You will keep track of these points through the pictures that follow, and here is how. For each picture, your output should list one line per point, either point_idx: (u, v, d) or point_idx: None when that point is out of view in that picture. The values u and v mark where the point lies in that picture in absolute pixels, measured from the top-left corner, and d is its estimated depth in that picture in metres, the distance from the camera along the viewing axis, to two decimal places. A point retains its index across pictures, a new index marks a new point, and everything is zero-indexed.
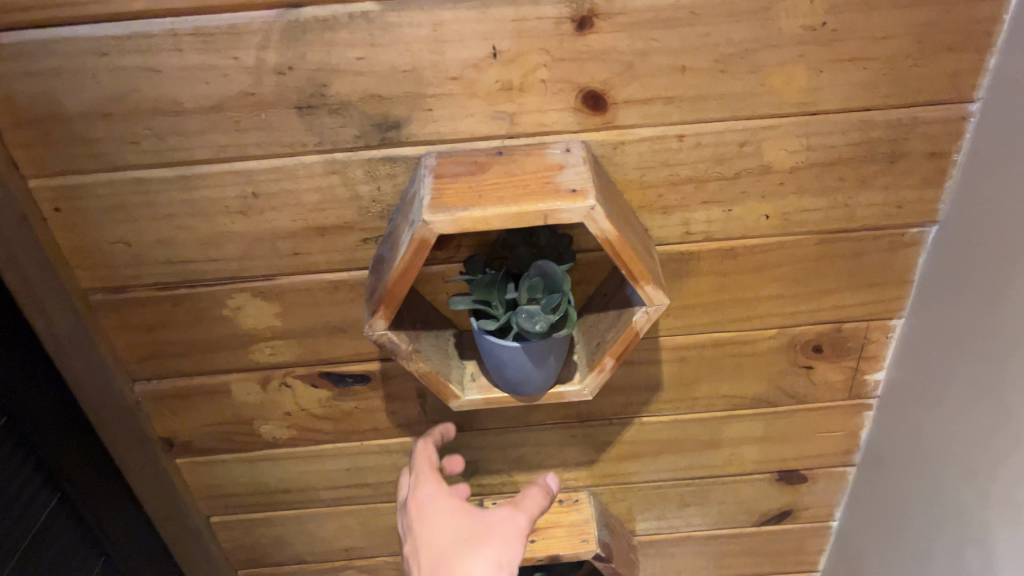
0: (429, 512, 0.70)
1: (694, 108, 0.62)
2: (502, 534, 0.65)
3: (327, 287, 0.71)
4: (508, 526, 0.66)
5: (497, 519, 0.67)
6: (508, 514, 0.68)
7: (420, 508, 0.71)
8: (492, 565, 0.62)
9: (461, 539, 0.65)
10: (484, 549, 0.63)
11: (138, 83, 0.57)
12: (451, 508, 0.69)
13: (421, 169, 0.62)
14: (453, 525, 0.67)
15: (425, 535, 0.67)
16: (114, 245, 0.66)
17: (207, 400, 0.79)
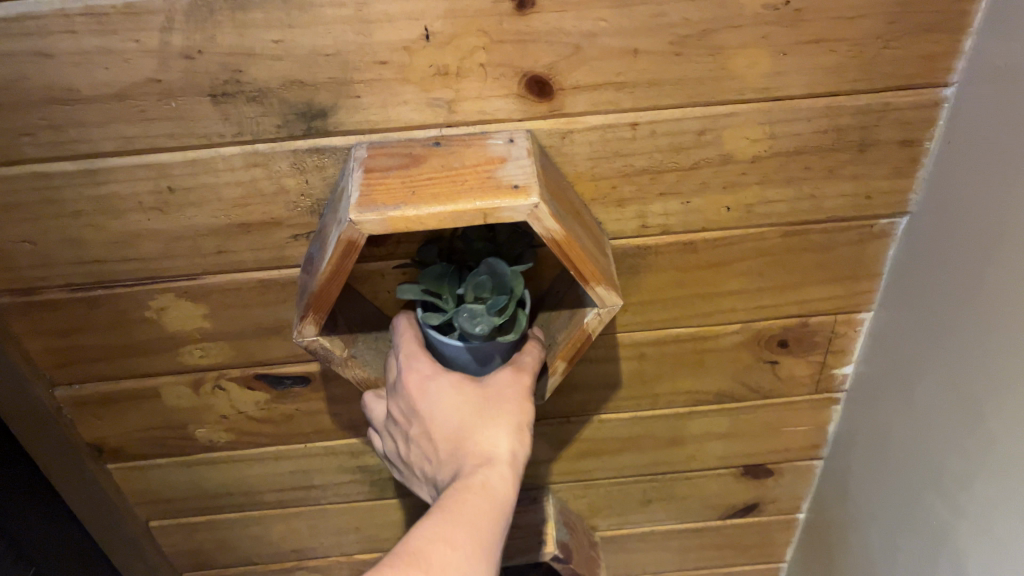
0: (428, 385, 0.57)
1: (648, 94, 0.57)
2: (518, 399, 0.57)
3: (257, 287, 0.66)
4: (519, 390, 0.58)
5: (506, 383, 0.57)
6: (514, 373, 0.58)
7: (413, 383, 0.57)
8: (516, 435, 0.56)
9: (475, 409, 0.56)
10: (505, 420, 0.56)
11: (28, 69, 0.51)
12: (453, 375, 0.58)
13: (351, 162, 0.56)
14: (462, 395, 0.57)
15: (430, 412, 0.56)
16: (17, 245, 0.60)
17: (135, 404, 0.73)
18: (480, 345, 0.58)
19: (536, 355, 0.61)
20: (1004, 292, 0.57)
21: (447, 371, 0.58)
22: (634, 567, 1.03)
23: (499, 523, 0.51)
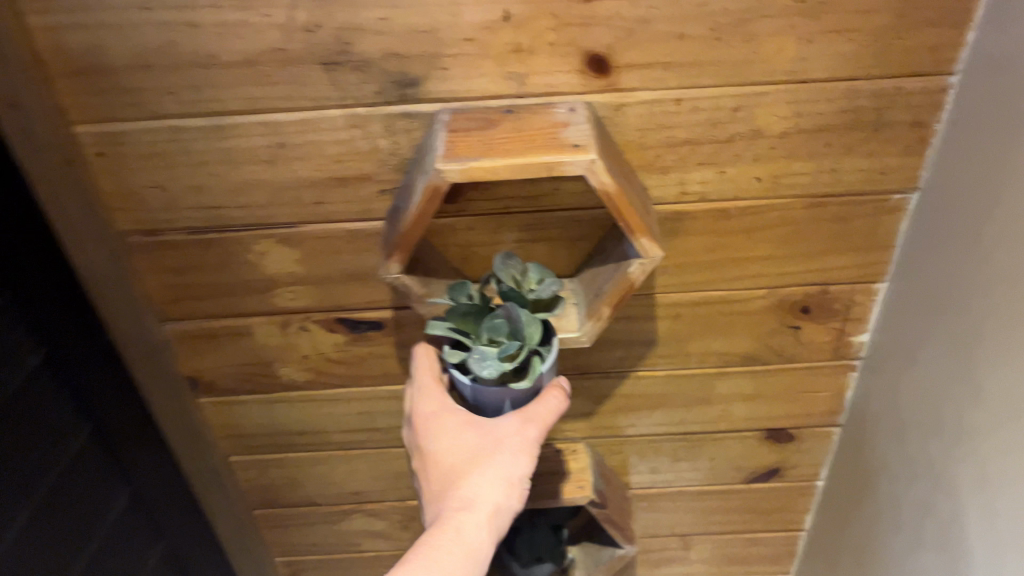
0: (436, 429, 0.69)
1: (691, 74, 0.67)
2: (512, 450, 0.66)
3: (346, 236, 0.76)
4: (517, 441, 0.66)
5: (506, 435, 0.67)
6: (517, 425, 0.67)
7: (424, 424, 0.69)
8: (501, 486, 0.65)
9: (469, 459, 0.67)
10: (494, 473, 0.65)
11: (178, 37, 0.62)
12: (459, 421, 0.69)
13: (435, 125, 0.66)
14: (463, 441, 0.68)
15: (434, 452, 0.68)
16: (149, 189, 0.71)
17: (231, 341, 0.84)
18: (489, 386, 0.68)
19: (552, 408, 0.69)
20: (994, 256, 0.65)
21: (458, 411, 0.70)
22: (663, 526, 1.11)
23: (464, 561, 0.61)
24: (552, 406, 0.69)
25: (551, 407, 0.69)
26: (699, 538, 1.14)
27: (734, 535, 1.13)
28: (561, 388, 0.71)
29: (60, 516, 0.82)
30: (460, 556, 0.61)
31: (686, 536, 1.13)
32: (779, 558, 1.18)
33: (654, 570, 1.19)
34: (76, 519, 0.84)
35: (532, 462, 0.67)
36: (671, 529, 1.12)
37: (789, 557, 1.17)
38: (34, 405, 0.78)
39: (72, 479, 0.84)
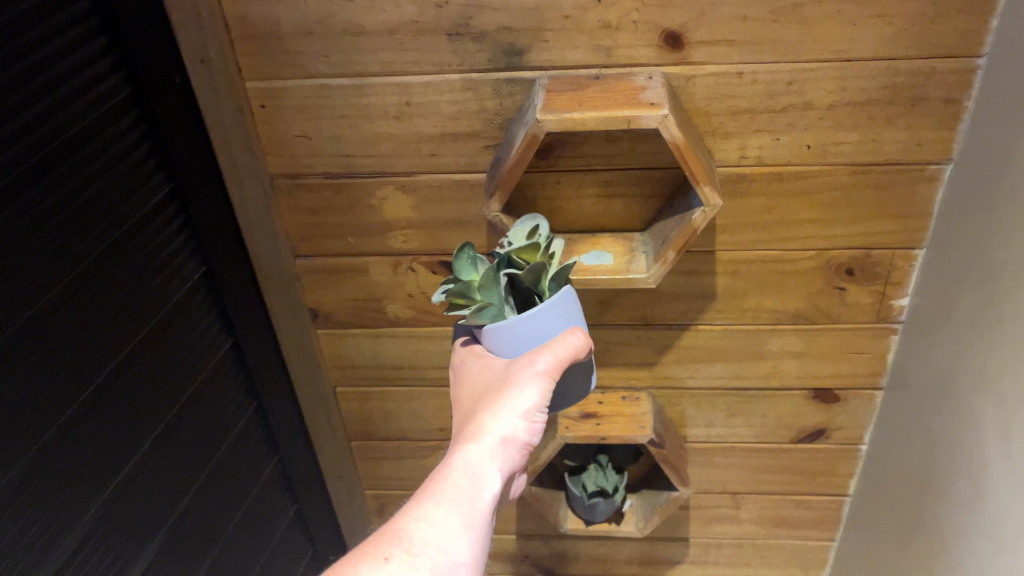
0: (466, 377, 0.75)
1: (752, 51, 0.79)
2: (518, 381, 0.68)
3: (453, 186, 0.90)
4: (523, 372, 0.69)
5: (518, 370, 0.69)
6: (528, 360, 0.69)
7: (459, 375, 0.77)
8: (507, 415, 0.66)
9: (484, 399, 0.70)
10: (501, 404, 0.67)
11: (335, 10, 0.79)
12: (482, 365, 0.75)
13: (536, 87, 0.80)
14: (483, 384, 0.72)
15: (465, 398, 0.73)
16: (298, 138, 0.88)
17: (349, 277, 0.99)
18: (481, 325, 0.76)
19: (565, 343, 0.70)
20: (1013, 205, 0.76)
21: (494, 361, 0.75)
22: (716, 482, 1.22)
23: (463, 481, 0.62)
24: (564, 342, 0.70)
25: (559, 342, 0.70)
26: (750, 498, 1.23)
27: (783, 498, 1.23)
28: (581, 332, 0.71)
29: (204, 417, 0.96)
30: (460, 474, 0.62)
31: (737, 495, 1.23)
32: (826, 526, 1.26)
33: (706, 527, 1.29)
34: (217, 424, 0.99)
35: (542, 392, 0.68)
36: (723, 486, 1.22)
37: (834, 525, 1.25)
38: (195, 317, 0.93)
39: (218, 388, 0.99)
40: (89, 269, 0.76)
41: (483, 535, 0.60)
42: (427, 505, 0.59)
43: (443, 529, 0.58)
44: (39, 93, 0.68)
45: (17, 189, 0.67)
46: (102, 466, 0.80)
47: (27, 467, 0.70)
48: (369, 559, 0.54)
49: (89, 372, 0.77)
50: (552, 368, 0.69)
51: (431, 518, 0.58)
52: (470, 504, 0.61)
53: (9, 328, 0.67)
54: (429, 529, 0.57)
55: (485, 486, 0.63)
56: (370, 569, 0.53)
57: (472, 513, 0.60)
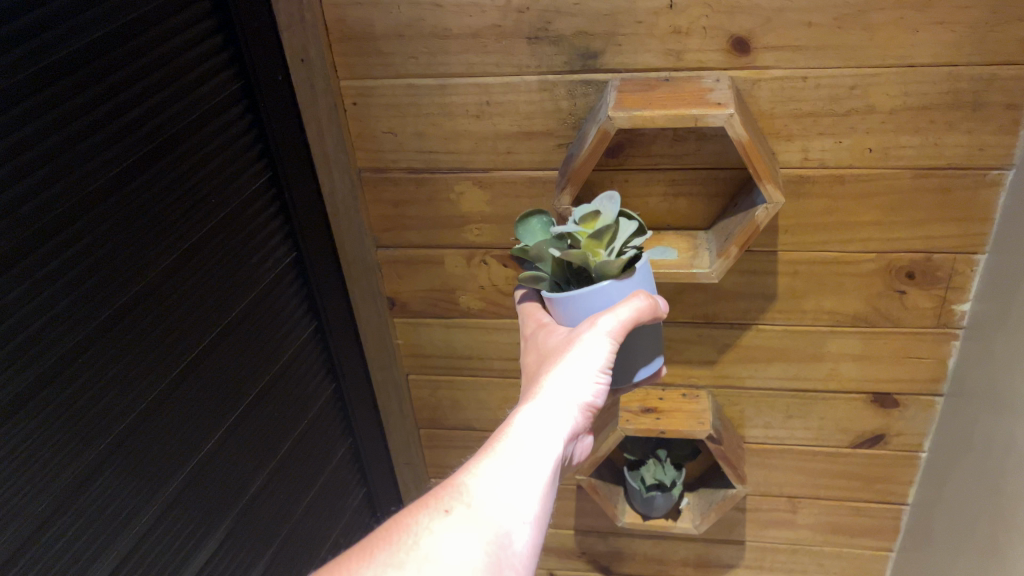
0: (531, 345, 0.81)
1: (816, 56, 0.83)
2: (579, 346, 0.74)
3: (527, 182, 0.96)
4: (584, 337, 0.74)
5: (581, 330, 0.75)
6: (591, 321, 0.75)
7: (527, 344, 0.82)
8: (571, 374, 0.72)
9: (546, 364, 0.75)
10: (561, 367, 0.73)
11: (425, 14, 0.86)
12: (545, 333, 0.80)
13: (608, 88, 0.86)
14: (545, 350, 0.78)
15: (532, 358, 0.79)
16: (385, 133, 0.95)
17: (425, 267, 1.06)
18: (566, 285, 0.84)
19: (629, 305, 0.75)
20: None
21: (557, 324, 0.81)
22: (773, 484, 1.24)
23: (524, 438, 0.67)
24: (626, 304, 0.75)
25: (621, 307, 0.75)
26: (807, 503, 1.25)
27: (841, 504, 1.24)
28: (644, 294, 0.76)
29: (289, 394, 1.04)
30: (520, 433, 0.67)
31: (794, 499, 1.25)
32: (884, 535, 1.26)
33: (762, 531, 1.30)
34: (299, 403, 1.06)
35: (607, 351, 0.74)
36: (780, 489, 1.24)
37: (893, 535, 1.25)
38: (284, 300, 1.01)
39: (301, 369, 1.06)
40: (196, 245, 0.84)
41: (543, 491, 0.64)
42: (487, 461, 0.64)
43: (502, 483, 0.62)
44: (161, 84, 0.77)
45: (138, 168, 0.75)
46: (198, 428, 0.88)
47: (133, 423, 0.78)
48: (431, 510, 0.59)
49: (191, 340, 0.85)
50: (613, 332, 0.74)
51: (490, 473, 0.63)
52: (530, 461, 0.65)
53: (125, 294, 0.75)
54: (488, 484, 0.62)
55: (545, 443, 0.67)
56: (431, 520, 0.58)
57: (531, 469, 0.64)
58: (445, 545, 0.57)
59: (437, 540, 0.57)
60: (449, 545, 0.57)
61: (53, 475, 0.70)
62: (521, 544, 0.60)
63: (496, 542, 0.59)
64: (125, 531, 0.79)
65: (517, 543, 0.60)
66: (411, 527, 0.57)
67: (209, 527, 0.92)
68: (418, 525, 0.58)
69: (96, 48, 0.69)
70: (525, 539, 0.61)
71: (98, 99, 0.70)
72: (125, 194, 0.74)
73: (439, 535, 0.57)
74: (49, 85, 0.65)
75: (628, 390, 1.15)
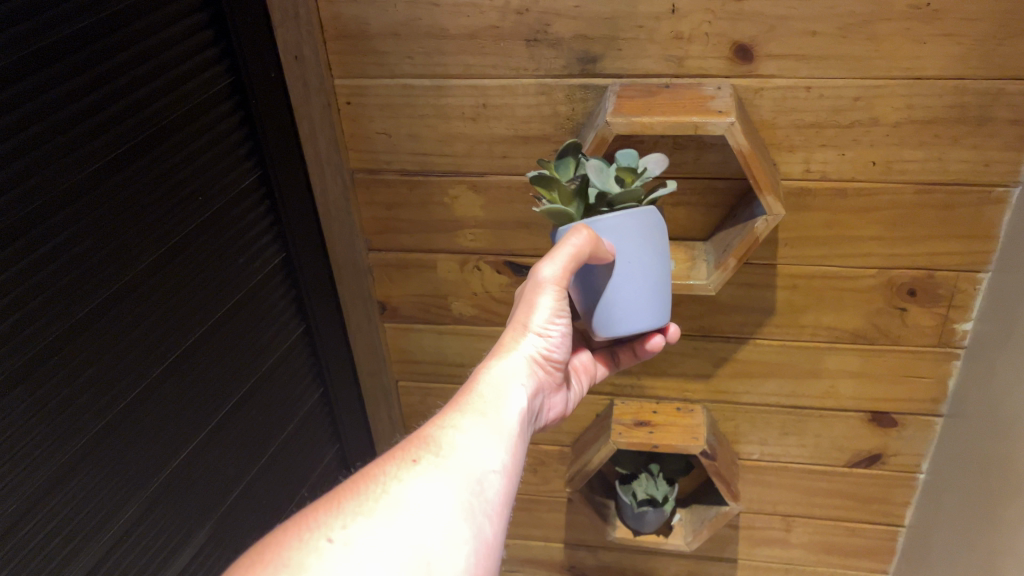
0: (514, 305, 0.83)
1: (820, 65, 0.82)
2: (528, 296, 0.74)
3: (522, 188, 0.94)
4: (532, 284, 0.74)
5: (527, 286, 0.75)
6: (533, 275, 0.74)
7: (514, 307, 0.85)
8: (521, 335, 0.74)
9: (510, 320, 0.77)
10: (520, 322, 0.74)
11: (421, 13, 0.84)
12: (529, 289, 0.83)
13: (607, 93, 0.84)
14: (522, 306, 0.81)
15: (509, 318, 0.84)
16: (379, 134, 0.93)
17: (418, 272, 1.04)
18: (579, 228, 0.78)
19: (561, 253, 0.70)
20: None
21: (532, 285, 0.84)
22: (767, 502, 1.22)
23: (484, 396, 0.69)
24: (554, 258, 0.70)
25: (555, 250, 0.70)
26: (802, 522, 1.23)
27: (836, 524, 1.21)
28: (579, 240, 0.70)
29: (273, 398, 1.02)
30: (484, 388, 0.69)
31: (788, 518, 1.23)
32: (879, 556, 1.24)
33: (755, 549, 1.28)
34: (285, 406, 1.05)
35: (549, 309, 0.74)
36: (775, 507, 1.22)
37: (888, 556, 1.23)
38: (273, 299, 0.99)
39: (287, 373, 1.04)
40: (178, 246, 0.82)
41: (514, 444, 0.66)
42: (450, 418, 0.66)
43: (470, 436, 0.64)
44: (146, 79, 0.75)
45: (115, 166, 0.72)
46: (176, 434, 0.85)
47: (115, 418, 0.76)
48: (399, 462, 0.61)
49: (170, 344, 0.83)
50: (552, 269, 0.71)
51: (456, 429, 0.64)
52: (489, 415, 0.67)
53: (101, 293, 0.73)
54: (454, 437, 0.63)
55: (504, 396, 0.69)
56: (399, 471, 0.60)
57: (496, 423, 0.66)
58: (414, 492, 0.58)
59: (406, 490, 0.58)
60: (419, 490, 0.58)
61: (21, 478, 0.67)
62: (494, 490, 0.62)
63: (467, 487, 0.60)
64: (99, 535, 0.77)
65: (488, 489, 0.61)
66: (378, 478, 0.59)
67: (194, 525, 0.90)
68: (387, 478, 0.59)
69: (77, 39, 0.67)
70: (497, 488, 0.62)
71: (75, 94, 0.67)
72: (102, 191, 0.71)
73: (407, 483, 0.58)
74: (23, 79, 0.62)
75: (621, 403, 1.13)
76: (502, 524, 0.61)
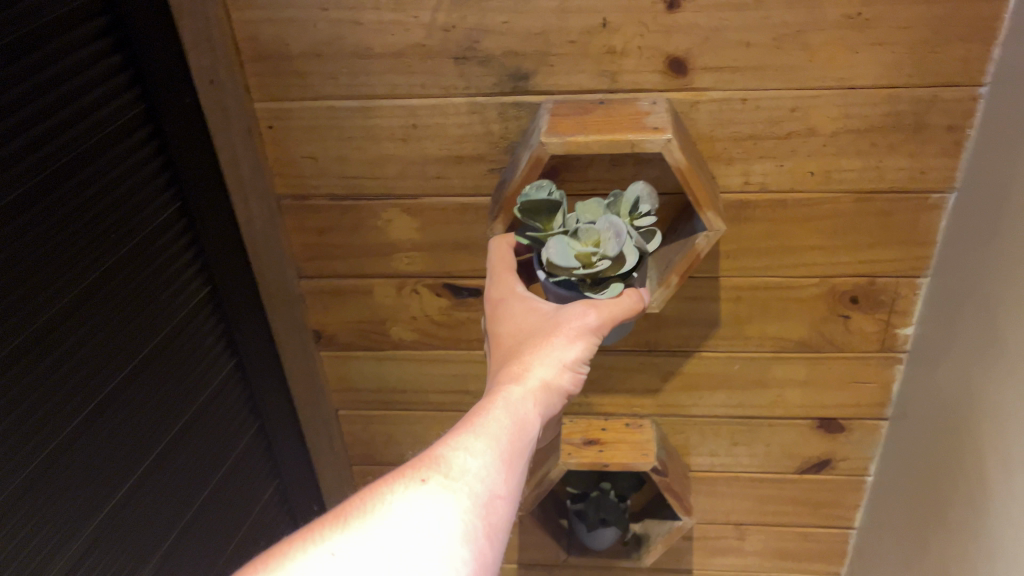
0: (507, 315, 0.76)
1: (755, 77, 0.80)
2: (568, 333, 0.72)
3: (458, 208, 0.91)
4: (576, 325, 0.72)
5: (569, 318, 0.72)
6: (580, 310, 0.72)
7: (496, 311, 0.77)
8: (556, 367, 0.70)
9: (529, 346, 0.72)
10: (548, 353, 0.71)
11: (344, 32, 0.80)
12: (526, 304, 0.76)
13: (541, 110, 0.81)
14: (527, 326, 0.75)
15: (499, 330, 0.76)
16: (305, 158, 0.89)
17: (353, 298, 1.00)
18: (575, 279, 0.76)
19: (621, 304, 0.73)
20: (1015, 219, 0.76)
21: (523, 295, 0.77)
22: (719, 512, 1.21)
23: (506, 420, 0.64)
24: (615, 310, 0.72)
25: (615, 303, 0.73)
26: (754, 530, 1.22)
27: (788, 530, 1.21)
28: (635, 297, 0.74)
29: (207, 435, 0.97)
30: (501, 413, 0.64)
31: (741, 527, 1.22)
32: (831, 559, 1.24)
33: (709, 559, 1.27)
34: (220, 443, 1.00)
35: (589, 349, 0.72)
36: (727, 517, 1.21)
37: (840, 558, 1.23)
38: (200, 333, 0.94)
39: (220, 410, 0.99)
40: (97, 283, 0.77)
41: (519, 469, 0.62)
42: (467, 438, 0.61)
43: (482, 459, 0.59)
44: (53, 107, 0.70)
45: (20, 206, 0.67)
46: (101, 482, 0.80)
47: (38, 467, 0.71)
48: (406, 479, 0.56)
49: (91, 386, 0.77)
50: (605, 324, 0.72)
51: (469, 449, 0.60)
52: (513, 444, 0.63)
53: (16, 340, 0.67)
54: (468, 458, 0.59)
55: (528, 426, 0.65)
56: (405, 488, 0.55)
57: (509, 449, 0.62)
58: (419, 511, 0.53)
59: (411, 506, 0.54)
60: (426, 510, 0.54)
61: None
62: (499, 516, 0.57)
63: (475, 510, 0.55)
64: None
65: (495, 515, 0.57)
66: (382, 495, 0.54)
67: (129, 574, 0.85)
68: (391, 493, 0.55)
69: None
70: (502, 513, 0.57)
71: None
72: (8, 234, 0.66)
73: (413, 502, 0.54)
74: None
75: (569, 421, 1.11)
76: (503, 551, 0.57)
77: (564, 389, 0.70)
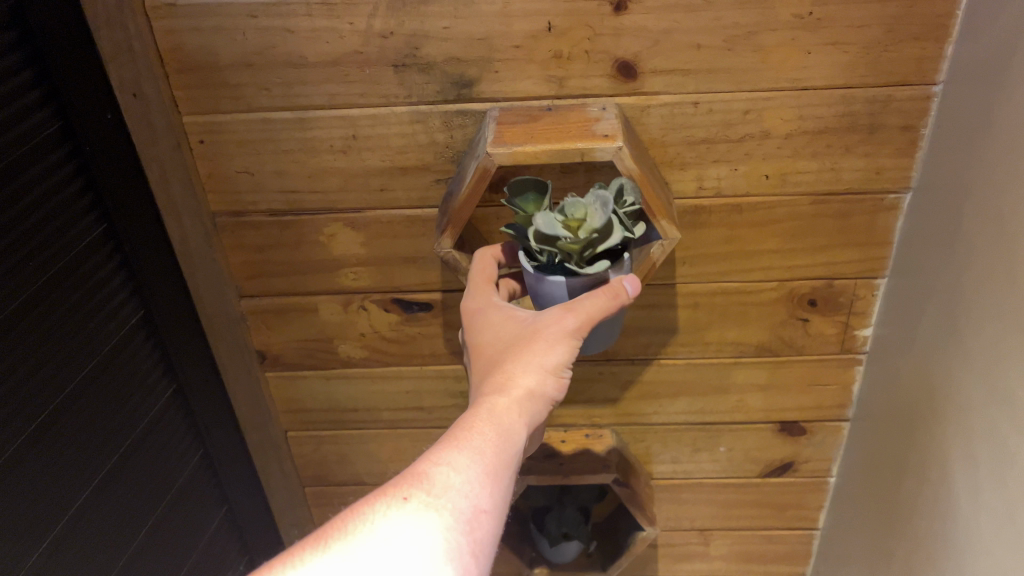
0: (485, 325, 0.72)
1: (707, 80, 0.78)
2: (548, 339, 0.68)
3: (404, 221, 0.87)
4: (556, 329, 0.68)
5: (549, 323, 0.69)
6: (559, 314, 0.69)
7: (473, 322, 0.73)
8: (540, 374, 0.67)
9: (511, 354, 0.68)
10: (530, 360, 0.67)
11: (276, 40, 0.76)
12: (505, 313, 0.72)
13: (487, 119, 0.78)
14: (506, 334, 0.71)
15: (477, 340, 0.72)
16: (240, 173, 0.85)
17: (298, 316, 0.96)
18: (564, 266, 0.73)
19: (597, 301, 0.69)
20: (972, 219, 0.75)
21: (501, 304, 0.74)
22: (683, 518, 1.19)
23: (490, 432, 0.60)
24: (592, 308, 0.69)
25: (591, 299, 0.69)
26: (719, 535, 1.20)
27: (752, 533, 1.20)
28: (619, 286, 0.71)
29: (147, 464, 0.92)
30: (486, 425, 0.61)
31: (706, 532, 1.20)
32: (797, 560, 1.22)
33: (675, 565, 1.25)
34: (161, 472, 0.95)
35: (571, 353, 0.68)
36: (692, 523, 1.19)
37: (806, 559, 1.22)
38: (135, 359, 0.89)
39: (160, 439, 0.94)
40: (17, 314, 0.71)
41: (507, 483, 0.58)
42: (450, 453, 0.57)
43: (469, 473, 0.56)
44: None
45: None
46: (30, 526, 0.74)
47: None
48: (388, 498, 0.53)
49: (17, 425, 0.72)
50: (583, 325, 0.68)
51: (454, 464, 0.56)
52: (500, 457, 0.59)
53: None
54: (453, 474, 0.55)
55: (514, 436, 0.61)
56: (387, 508, 0.52)
57: (497, 462, 0.58)
58: (402, 532, 0.50)
59: (393, 527, 0.50)
60: (410, 531, 0.50)
61: None
62: (485, 535, 0.54)
63: (458, 527, 0.52)
64: None
65: (481, 533, 0.53)
66: (364, 515, 0.51)
67: None
68: (373, 513, 0.51)
69: None
70: (487, 531, 0.54)
71: None
72: None
73: (396, 522, 0.51)
74: None
75: None
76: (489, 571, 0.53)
77: (551, 396, 0.67)
